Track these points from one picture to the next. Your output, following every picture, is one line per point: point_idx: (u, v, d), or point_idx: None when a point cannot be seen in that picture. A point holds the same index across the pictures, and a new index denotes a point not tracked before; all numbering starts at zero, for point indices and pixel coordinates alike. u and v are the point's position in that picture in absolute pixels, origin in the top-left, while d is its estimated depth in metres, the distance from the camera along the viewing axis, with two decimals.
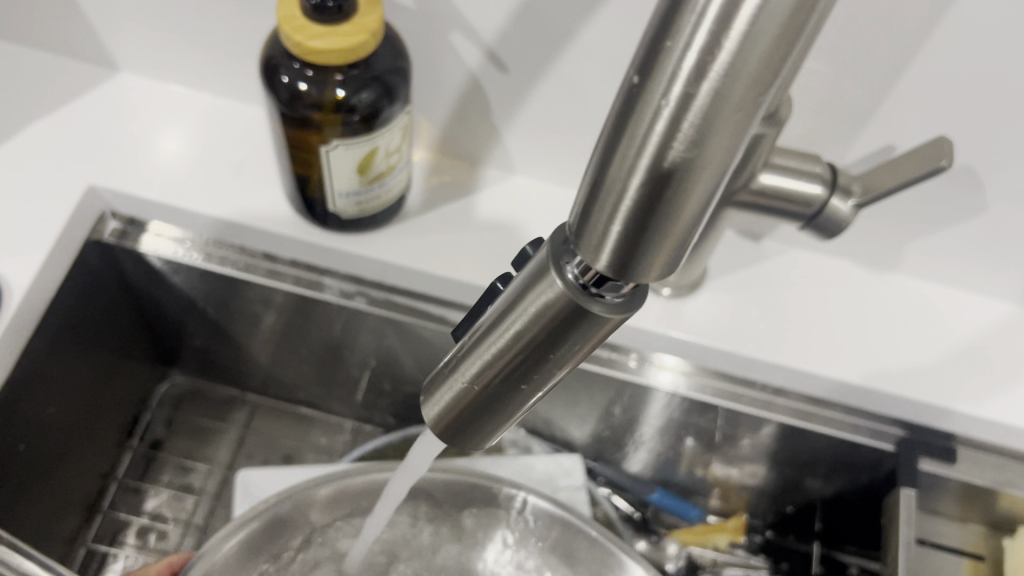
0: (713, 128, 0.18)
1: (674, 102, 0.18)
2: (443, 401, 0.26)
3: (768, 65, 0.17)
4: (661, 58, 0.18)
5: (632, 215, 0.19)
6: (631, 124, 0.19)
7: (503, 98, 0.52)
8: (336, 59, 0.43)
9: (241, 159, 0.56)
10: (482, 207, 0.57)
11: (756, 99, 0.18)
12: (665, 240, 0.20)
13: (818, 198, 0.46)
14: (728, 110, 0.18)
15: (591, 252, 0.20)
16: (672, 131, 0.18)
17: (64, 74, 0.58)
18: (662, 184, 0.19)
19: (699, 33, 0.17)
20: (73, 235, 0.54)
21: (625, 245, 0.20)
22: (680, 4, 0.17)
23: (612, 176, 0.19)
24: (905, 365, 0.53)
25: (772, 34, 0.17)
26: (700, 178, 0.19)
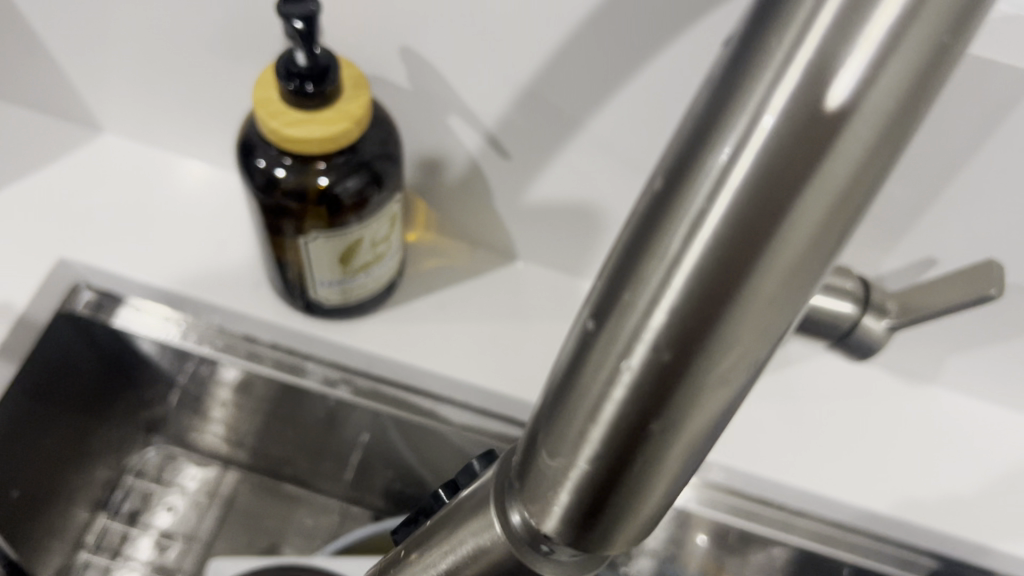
0: (711, 362, 0.16)
1: (655, 331, 0.15)
2: None
3: (783, 298, 0.15)
4: (636, 279, 0.16)
5: (586, 484, 0.17)
6: (599, 348, 0.16)
7: (505, 183, 0.48)
8: (316, 148, 0.39)
9: (223, 233, 0.52)
10: (480, 294, 0.52)
11: (766, 334, 0.16)
12: (651, 485, 0.17)
13: (849, 317, 0.39)
14: (730, 348, 0.15)
15: (538, 495, 0.17)
16: (655, 363, 0.16)
17: (47, 134, 0.55)
18: (644, 421, 0.16)
19: (687, 257, 0.15)
20: (41, 309, 0.51)
21: (590, 489, 0.17)
22: (662, 223, 0.15)
23: (575, 402, 0.17)
24: (940, 496, 0.48)
25: (756, 306, 0.15)
26: (694, 417, 0.16)
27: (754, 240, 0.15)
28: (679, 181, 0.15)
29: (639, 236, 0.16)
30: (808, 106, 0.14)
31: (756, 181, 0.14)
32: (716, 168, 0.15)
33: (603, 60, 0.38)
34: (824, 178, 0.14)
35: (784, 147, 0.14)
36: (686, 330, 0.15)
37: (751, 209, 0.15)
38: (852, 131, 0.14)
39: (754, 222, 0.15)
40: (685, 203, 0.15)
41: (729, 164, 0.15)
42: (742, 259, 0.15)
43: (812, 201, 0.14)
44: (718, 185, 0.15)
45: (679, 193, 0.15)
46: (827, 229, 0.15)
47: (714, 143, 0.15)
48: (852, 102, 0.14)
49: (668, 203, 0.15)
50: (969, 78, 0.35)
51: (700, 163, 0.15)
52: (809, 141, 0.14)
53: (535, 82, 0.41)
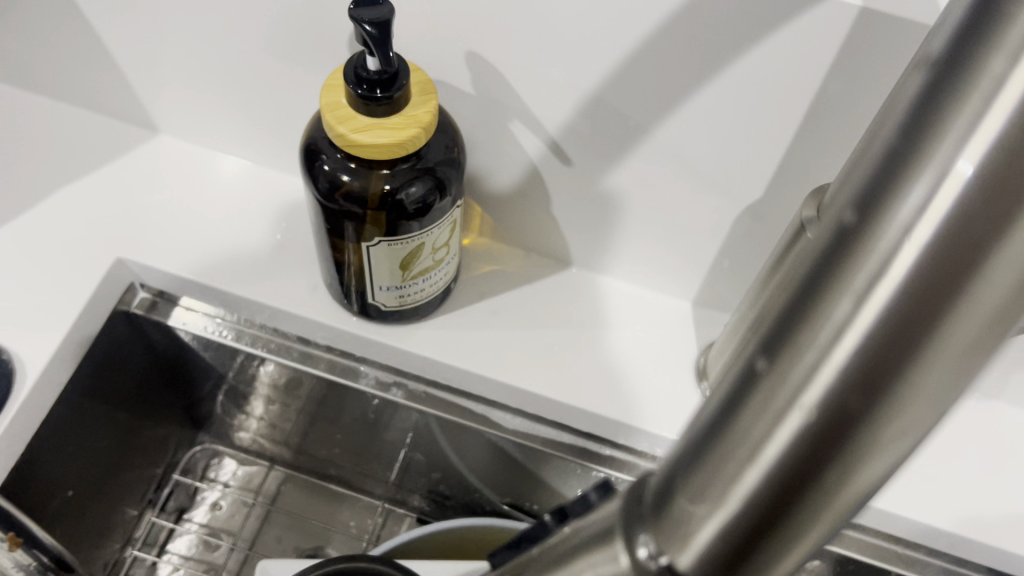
0: (891, 410, 0.14)
1: (832, 373, 0.14)
2: None
3: (969, 350, 0.14)
4: (817, 317, 0.14)
5: (735, 532, 0.15)
6: (768, 390, 0.14)
7: (565, 190, 0.47)
8: (383, 154, 0.39)
9: (279, 235, 0.52)
10: (533, 299, 0.52)
11: (948, 384, 0.14)
12: (799, 541, 0.15)
13: None
14: (910, 399, 0.14)
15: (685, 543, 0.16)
16: (832, 409, 0.14)
17: (104, 134, 0.55)
18: (808, 470, 0.14)
19: (884, 284, 0.14)
20: (99, 308, 0.51)
21: (742, 541, 0.15)
22: (847, 263, 0.14)
23: (736, 449, 0.14)
24: (1004, 514, 0.47)
25: (952, 354, 0.13)
26: (861, 470, 0.14)
27: (962, 275, 0.13)
28: (865, 216, 0.14)
29: (824, 268, 0.14)
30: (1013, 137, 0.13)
31: (957, 221, 0.13)
32: (925, 182, 0.14)
33: (673, 70, 0.38)
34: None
35: (992, 183, 0.13)
36: (868, 378, 0.14)
37: (949, 252, 0.13)
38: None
39: (965, 244, 0.13)
40: (880, 239, 0.14)
41: (925, 201, 0.13)
42: (929, 305, 0.13)
43: (1019, 244, 0.13)
44: (914, 223, 0.14)
45: (883, 204, 0.14)
46: None
47: (908, 181, 0.14)
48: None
49: (861, 242, 0.14)
50: None
51: (898, 201, 0.14)
52: (1009, 191, 0.13)
53: (603, 88, 0.40)
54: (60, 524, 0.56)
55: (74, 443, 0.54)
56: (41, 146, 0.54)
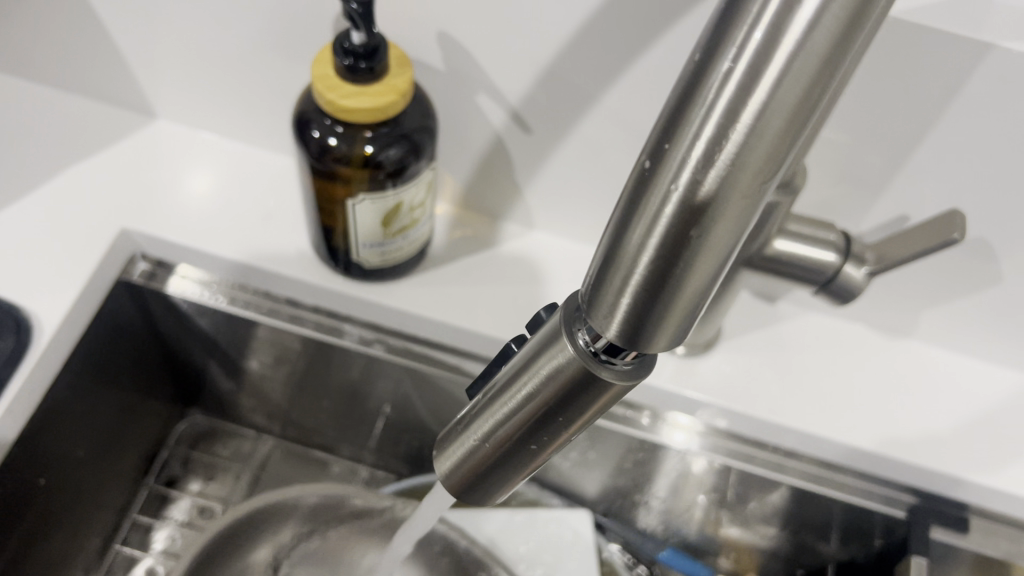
0: (722, 213, 0.19)
1: (683, 188, 0.19)
2: (455, 455, 0.27)
3: (773, 154, 0.18)
4: (672, 143, 0.19)
5: (639, 290, 0.20)
6: (641, 206, 0.20)
7: (528, 158, 0.53)
8: (367, 117, 0.45)
9: (270, 208, 0.58)
10: (501, 260, 0.58)
11: (759, 188, 0.19)
12: (670, 318, 0.20)
13: (832, 265, 0.46)
14: (734, 203, 0.19)
15: (600, 324, 0.21)
16: (684, 215, 0.19)
17: (105, 122, 0.60)
18: (670, 261, 0.19)
19: (717, 103, 0.18)
20: (104, 276, 0.56)
21: (634, 318, 0.21)
22: (692, 96, 0.18)
23: (624, 249, 0.20)
24: (918, 434, 0.53)
25: (771, 139, 0.18)
26: (705, 260, 0.20)
27: (771, 82, 0.17)
28: (705, 61, 0.18)
29: (685, 89, 0.19)
30: (795, 1, 0.17)
31: (759, 64, 0.17)
32: (747, 23, 0.18)
33: (617, 41, 0.44)
34: (803, 60, 0.17)
35: (782, 32, 0.17)
36: (705, 185, 0.19)
37: (749, 95, 0.18)
38: (820, 27, 0.17)
39: (766, 64, 0.17)
40: (709, 85, 0.18)
41: (742, 43, 0.18)
42: (740, 124, 0.18)
43: (793, 76, 0.17)
44: (731, 69, 0.18)
45: (724, 39, 0.18)
46: (831, 52, 0.17)
47: (729, 31, 0.18)
48: (822, 2, 0.17)
49: (698, 83, 0.18)
50: (927, 45, 0.40)
51: (722, 50, 0.18)
52: (790, 37, 0.17)
53: (558, 61, 0.47)
54: (68, 483, 0.60)
55: (80, 406, 0.58)
56: (49, 132, 0.59)
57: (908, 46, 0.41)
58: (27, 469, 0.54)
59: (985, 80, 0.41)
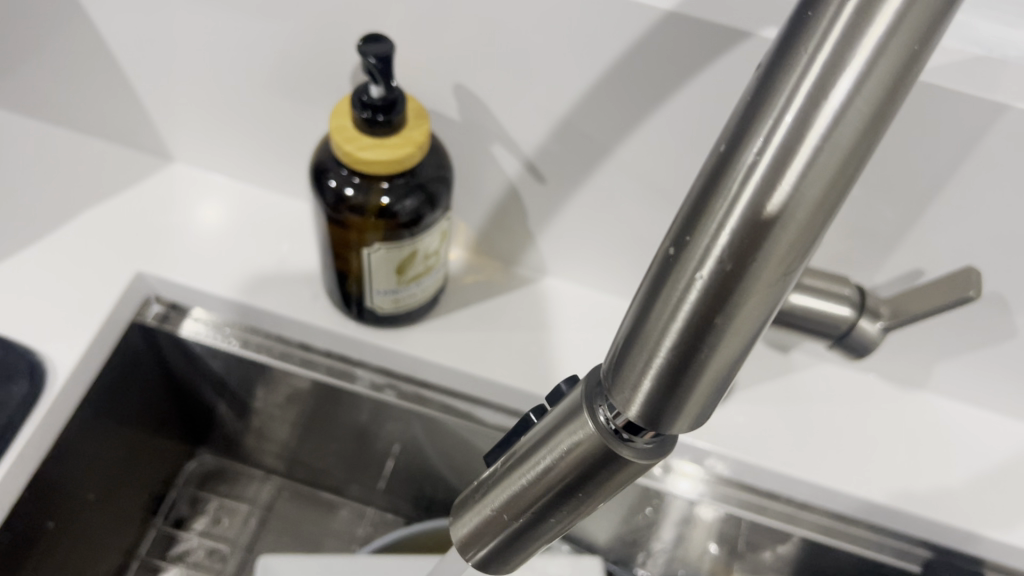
0: (744, 301, 0.19)
1: (707, 277, 0.19)
2: (469, 524, 0.27)
3: (797, 244, 0.18)
4: (695, 233, 0.19)
5: (662, 374, 0.20)
6: (664, 290, 0.20)
7: (542, 207, 0.54)
8: (383, 169, 0.45)
9: (284, 252, 0.58)
10: (514, 307, 0.58)
11: (783, 277, 0.19)
12: (693, 401, 0.20)
13: (847, 319, 0.46)
14: (757, 290, 0.19)
15: (621, 404, 0.21)
16: (707, 303, 0.19)
17: (123, 165, 0.61)
18: (693, 349, 0.19)
19: (742, 195, 0.18)
20: (119, 317, 0.56)
21: (656, 401, 0.21)
22: (716, 187, 0.19)
23: (648, 331, 0.20)
24: (933, 488, 0.53)
25: (795, 230, 0.18)
26: (727, 346, 0.20)
27: (797, 174, 0.18)
28: (729, 153, 0.19)
29: (709, 178, 0.19)
30: (822, 95, 0.17)
31: (785, 157, 0.18)
32: (773, 118, 0.18)
33: (633, 95, 0.45)
34: (829, 151, 0.17)
35: (806, 125, 0.17)
36: (727, 276, 0.19)
37: (774, 188, 0.18)
38: (844, 121, 0.17)
39: (791, 157, 0.18)
40: (734, 175, 0.18)
41: (767, 137, 0.18)
42: (766, 216, 0.18)
43: (819, 168, 0.18)
44: (756, 161, 0.18)
45: (749, 132, 0.18)
46: (857, 144, 0.18)
47: (755, 124, 0.18)
48: (848, 94, 0.17)
49: (724, 172, 0.19)
50: (942, 105, 0.41)
51: (747, 142, 0.18)
52: (816, 131, 0.17)
53: (574, 114, 0.47)
54: (77, 524, 0.59)
55: (91, 447, 0.58)
56: (68, 175, 0.60)
57: (924, 105, 0.41)
58: (37, 510, 0.54)
59: (1000, 140, 0.41)
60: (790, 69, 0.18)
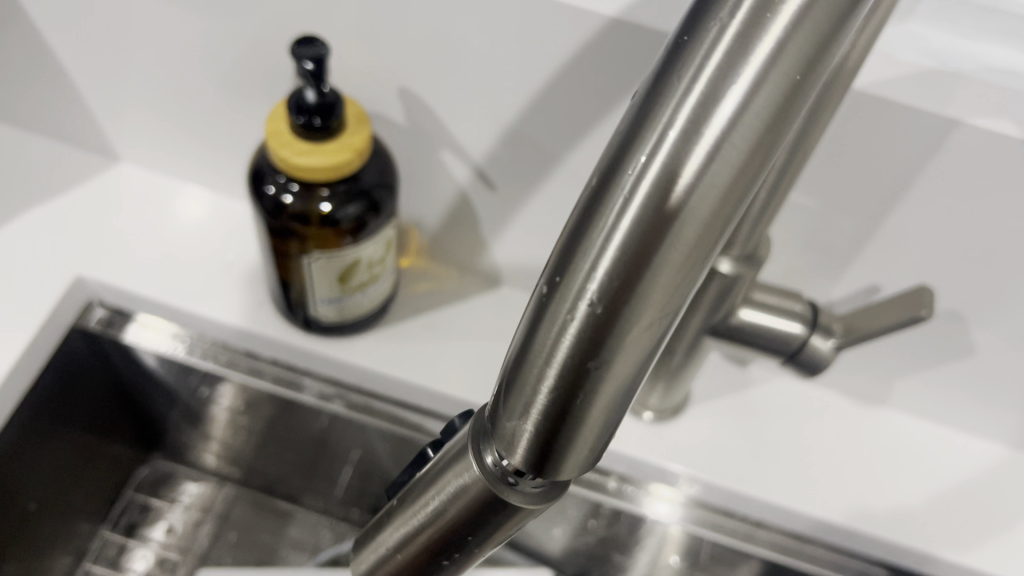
0: (624, 342, 0.18)
1: (581, 318, 0.18)
2: (366, 564, 0.26)
3: (681, 275, 0.18)
4: (573, 267, 0.18)
5: (541, 419, 0.19)
6: (541, 331, 0.19)
7: (493, 214, 0.52)
8: (321, 175, 0.43)
9: (231, 257, 0.56)
10: (466, 317, 0.56)
11: (664, 317, 0.18)
12: (577, 446, 0.19)
13: (799, 336, 0.45)
14: (636, 331, 0.18)
15: (504, 447, 0.20)
16: (583, 346, 0.18)
17: (69, 164, 0.59)
18: (572, 393, 0.18)
19: (622, 223, 0.17)
20: (58, 322, 0.54)
21: (537, 447, 0.19)
22: (598, 213, 0.18)
23: (526, 374, 0.19)
24: (889, 507, 0.52)
25: (679, 258, 0.17)
26: (609, 389, 0.18)
27: (681, 196, 0.17)
28: (612, 176, 0.18)
29: (589, 204, 0.18)
30: (704, 114, 0.17)
31: (668, 177, 0.17)
32: (656, 138, 0.17)
33: (580, 103, 0.44)
34: (714, 173, 0.17)
35: (689, 148, 0.17)
36: (605, 310, 0.18)
37: (655, 215, 0.17)
38: (731, 140, 0.17)
39: (672, 179, 0.17)
40: (615, 201, 0.18)
41: (649, 160, 0.17)
42: (647, 244, 0.17)
43: (704, 193, 0.17)
44: (639, 182, 0.17)
45: (632, 154, 0.18)
46: (745, 166, 0.17)
47: (637, 146, 0.18)
48: (733, 115, 0.17)
49: (602, 202, 0.18)
50: (893, 118, 0.39)
51: (629, 165, 0.18)
52: (700, 151, 0.17)
53: (521, 121, 0.46)
54: (15, 532, 0.58)
55: (31, 454, 0.56)
56: (10, 174, 0.58)
57: (875, 119, 0.40)
58: None
59: (953, 155, 0.40)
60: (671, 90, 0.17)
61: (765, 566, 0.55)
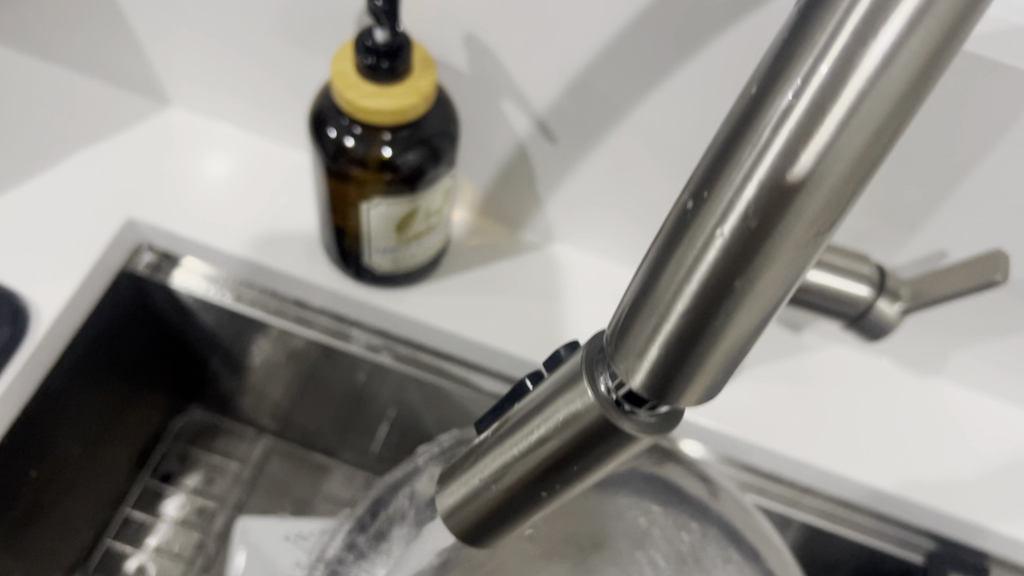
0: (766, 266, 0.17)
1: (727, 235, 0.17)
2: (457, 495, 0.25)
3: (831, 203, 0.17)
4: (718, 186, 0.17)
5: (671, 341, 0.18)
6: (681, 248, 0.18)
7: (551, 168, 0.51)
8: (387, 119, 0.43)
9: (282, 204, 0.56)
10: (517, 273, 0.56)
11: (814, 240, 0.17)
12: (704, 372, 0.18)
13: (864, 300, 0.44)
14: (781, 254, 0.17)
15: (624, 371, 0.19)
16: (728, 264, 0.17)
17: (119, 107, 0.59)
18: (706, 316, 0.18)
19: (772, 144, 0.16)
20: (107, 265, 0.54)
21: (661, 373, 0.19)
22: (745, 134, 0.17)
23: (657, 296, 0.18)
24: (940, 478, 0.51)
25: (832, 184, 0.16)
26: (745, 314, 0.18)
27: (835, 125, 0.16)
28: (761, 96, 0.17)
29: (739, 120, 0.17)
30: (869, 31, 0.15)
31: (822, 104, 0.16)
32: (812, 56, 0.16)
33: (652, 53, 0.42)
34: (875, 97, 0.15)
35: (848, 69, 0.15)
36: (751, 231, 0.17)
37: (809, 137, 0.16)
38: (883, 79, 0.15)
39: (830, 101, 0.16)
40: (765, 120, 0.16)
41: (805, 78, 0.16)
42: (798, 168, 0.16)
43: (863, 117, 0.16)
44: (790, 106, 0.16)
45: (785, 72, 0.16)
46: (910, 88, 0.15)
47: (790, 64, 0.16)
48: (899, 34, 0.15)
49: (753, 118, 0.17)
50: (980, 77, 0.38)
51: (783, 84, 0.16)
52: (864, 69, 0.15)
53: (588, 71, 0.45)
54: (57, 476, 0.58)
55: (77, 396, 0.56)
56: (59, 115, 0.57)
57: (964, 77, 0.38)
58: (19, 460, 0.53)
59: None
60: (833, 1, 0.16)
61: (810, 533, 0.54)
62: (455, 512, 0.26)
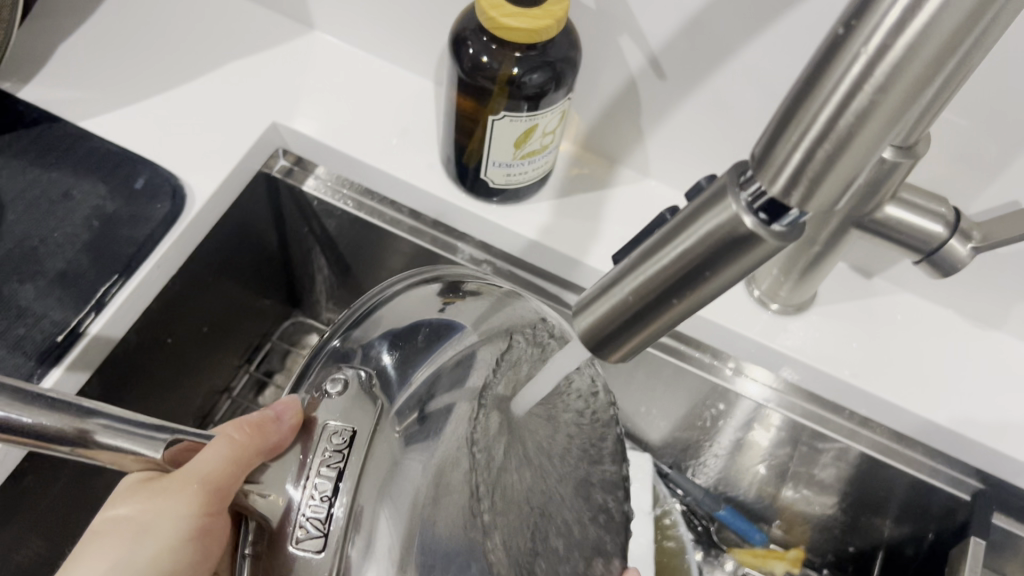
0: (894, 87, 0.23)
1: (872, 52, 0.23)
2: (595, 311, 0.31)
3: (949, 40, 0.22)
4: (862, 21, 0.23)
5: (814, 144, 0.24)
6: (827, 74, 0.24)
7: (657, 104, 0.56)
8: (521, 38, 0.48)
9: (407, 123, 0.62)
10: (614, 202, 0.60)
11: (932, 72, 0.23)
12: (835, 174, 0.25)
13: (939, 237, 0.48)
14: (907, 79, 0.23)
15: (767, 180, 0.25)
16: (862, 81, 0.23)
17: (267, 27, 0.65)
18: (846, 123, 0.24)
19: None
20: (251, 164, 0.60)
21: (801, 174, 0.25)
22: None
23: (806, 110, 0.24)
24: (993, 420, 0.55)
25: (952, 26, 0.22)
26: (873, 126, 0.24)
27: None
28: None
29: None
30: None
31: None
32: None
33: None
34: None
35: None
36: (884, 52, 0.23)
37: None
38: None
39: None
40: None
41: None
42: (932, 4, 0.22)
43: None
44: None
45: None
46: None
47: None
48: None
49: None
50: None
51: None
52: None
53: (704, 11, 0.50)
54: (186, 352, 0.65)
55: (211, 281, 0.64)
56: (215, 29, 0.64)
57: None
58: (163, 329, 0.60)
59: None
60: None
61: (864, 463, 0.59)
62: (592, 329, 0.31)
